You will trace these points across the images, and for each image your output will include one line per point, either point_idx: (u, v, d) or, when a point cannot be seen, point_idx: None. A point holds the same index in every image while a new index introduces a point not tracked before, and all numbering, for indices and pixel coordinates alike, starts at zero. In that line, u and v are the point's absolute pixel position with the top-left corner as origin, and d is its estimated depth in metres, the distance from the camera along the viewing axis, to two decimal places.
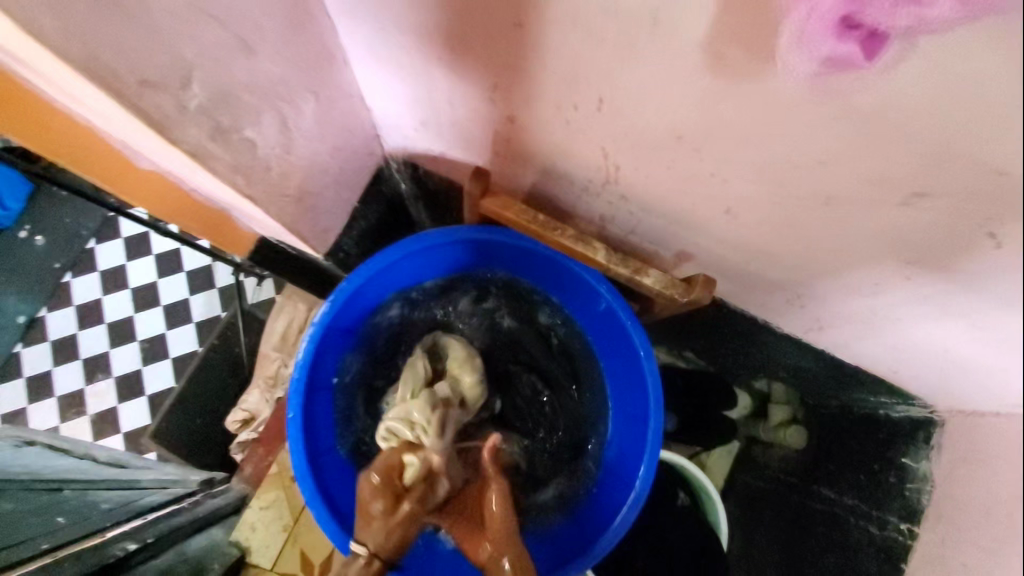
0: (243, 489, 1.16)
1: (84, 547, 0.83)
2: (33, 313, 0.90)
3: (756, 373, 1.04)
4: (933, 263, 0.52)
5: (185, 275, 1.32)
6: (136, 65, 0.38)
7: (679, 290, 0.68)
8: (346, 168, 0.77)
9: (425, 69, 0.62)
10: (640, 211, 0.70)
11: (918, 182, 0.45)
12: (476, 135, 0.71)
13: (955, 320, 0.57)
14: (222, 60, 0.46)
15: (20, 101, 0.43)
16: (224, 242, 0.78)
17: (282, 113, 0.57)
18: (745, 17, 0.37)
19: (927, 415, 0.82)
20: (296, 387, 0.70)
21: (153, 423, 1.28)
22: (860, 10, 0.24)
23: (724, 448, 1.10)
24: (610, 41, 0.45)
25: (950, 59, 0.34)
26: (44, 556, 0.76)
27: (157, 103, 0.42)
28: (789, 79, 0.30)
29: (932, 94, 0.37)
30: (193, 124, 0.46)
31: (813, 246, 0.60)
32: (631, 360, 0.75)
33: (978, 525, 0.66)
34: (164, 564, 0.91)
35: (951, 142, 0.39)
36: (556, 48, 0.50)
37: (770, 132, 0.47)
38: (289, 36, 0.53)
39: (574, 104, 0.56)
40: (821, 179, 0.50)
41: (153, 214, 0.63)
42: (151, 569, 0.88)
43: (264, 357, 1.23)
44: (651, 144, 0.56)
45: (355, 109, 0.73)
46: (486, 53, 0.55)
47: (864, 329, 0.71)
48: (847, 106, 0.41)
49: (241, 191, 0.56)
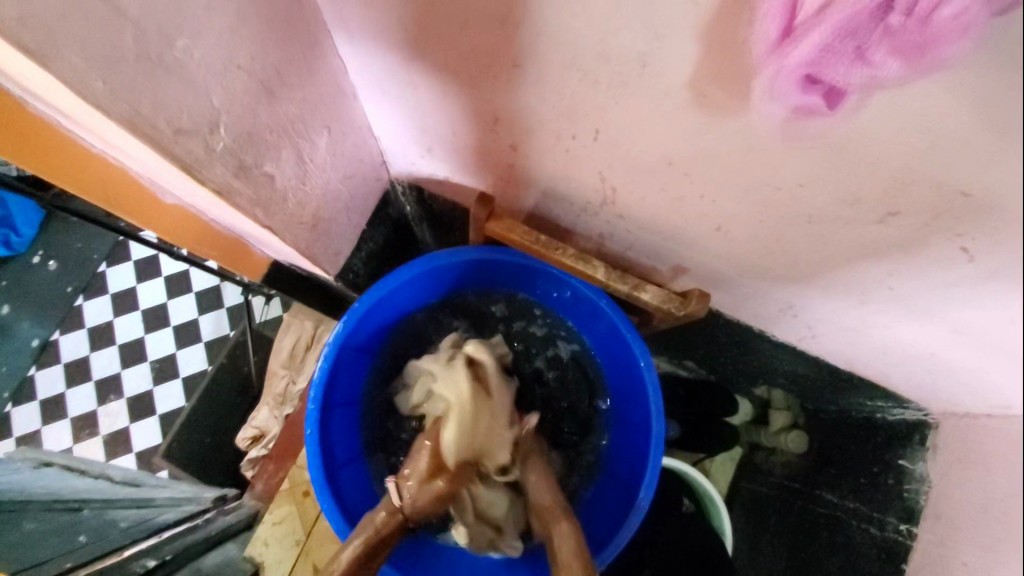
0: (256, 505, 1.11)
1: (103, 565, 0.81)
2: (47, 335, 1.28)
3: (756, 381, 1.06)
4: (913, 273, 0.55)
5: (193, 295, 1.42)
6: (170, 116, 0.42)
7: (675, 303, 0.72)
8: (355, 195, 0.81)
9: (428, 102, 0.66)
10: (636, 229, 0.74)
11: (890, 203, 0.48)
12: (479, 161, 0.74)
13: (938, 325, 0.60)
14: (248, 106, 0.50)
15: (67, 155, 0.48)
16: (238, 266, 0.81)
17: (299, 148, 0.61)
18: (727, 61, 0.41)
19: (921, 417, 0.84)
20: (312, 405, 0.74)
21: (165, 443, 1.26)
22: (821, 70, 0.28)
23: (727, 456, 1.13)
24: (603, 81, 0.49)
25: (912, 99, 0.38)
26: None
27: (189, 148, 0.45)
28: (763, 121, 0.33)
29: (900, 125, 0.41)
30: (219, 164, 0.50)
31: (800, 259, 0.63)
32: (632, 368, 0.78)
33: (975, 524, 0.67)
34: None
35: (919, 167, 0.43)
36: (554, 86, 0.54)
37: (756, 159, 0.50)
38: (304, 78, 0.57)
39: (571, 134, 0.60)
40: (804, 201, 0.53)
41: (177, 241, 0.65)
42: None
43: (273, 374, 1.25)
44: (644, 169, 0.60)
45: (363, 140, 0.77)
46: (487, 88, 0.59)
47: (855, 335, 0.74)
48: (821, 138, 0.44)
49: (261, 223, 0.60)
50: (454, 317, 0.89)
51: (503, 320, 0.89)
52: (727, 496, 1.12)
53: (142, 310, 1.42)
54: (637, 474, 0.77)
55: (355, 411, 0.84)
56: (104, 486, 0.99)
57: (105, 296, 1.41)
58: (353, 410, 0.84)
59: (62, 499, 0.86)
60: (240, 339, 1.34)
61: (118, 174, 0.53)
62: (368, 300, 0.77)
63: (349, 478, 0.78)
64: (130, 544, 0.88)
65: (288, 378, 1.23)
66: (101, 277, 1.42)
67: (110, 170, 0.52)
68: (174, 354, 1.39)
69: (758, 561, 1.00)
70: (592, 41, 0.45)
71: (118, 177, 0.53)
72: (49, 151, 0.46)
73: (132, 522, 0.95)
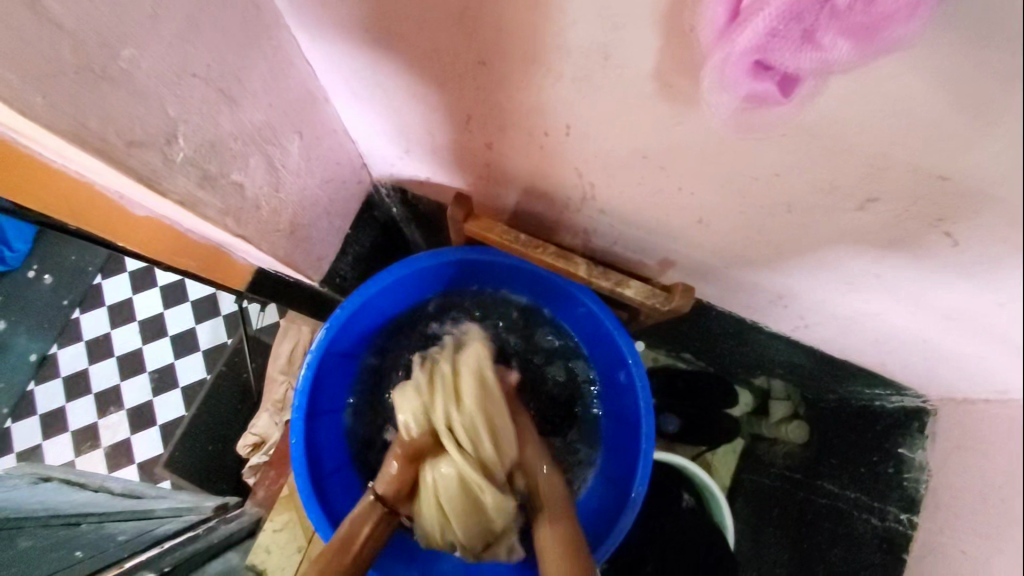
0: (257, 512, 1.10)
1: None
2: (45, 349, 1.29)
3: (753, 371, 1.02)
4: (898, 259, 0.54)
5: (190, 304, 1.38)
6: (122, 129, 0.42)
7: (659, 298, 0.70)
8: (335, 200, 0.80)
9: (400, 103, 0.65)
10: (619, 224, 0.72)
11: (869, 189, 0.47)
12: (457, 161, 0.73)
13: (929, 312, 0.58)
14: (208, 114, 0.50)
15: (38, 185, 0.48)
16: (222, 276, 0.80)
17: (268, 155, 0.60)
18: (686, 50, 0.40)
19: (920, 404, 0.82)
20: (296, 414, 0.73)
21: (166, 452, 1.27)
22: (768, 56, 0.27)
23: (729, 447, 1.08)
24: (567, 75, 0.48)
25: (879, 80, 0.37)
26: None
27: (145, 160, 0.45)
28: (718, 114, 0.33)
29: (869, 109, 0.39)
30: (181, 175, 0.49)
31: (785, 249, 0.62)
32: (620, 364, 0.78)
33: (975, 512, 0.66)
34: None
35: (893, 152, 0.42)
36: (521, 82, 0.52)
37: (728, 151, 0.49)
38: (268, 83, 0.56)
39: (543, 131, 0.59)
40: (781, 191, 0.52)
41: (152, 254, 0.65)
42: None
43: (271, 380, 1.22)
44: (619, 164, 0.59)
45: (339, 143, 0.76)
46: (455, 85, 0.57)
47: (845, 323, 0.73)
48: (792, 126, 0.43)
49: (232, 232, 0.59)
50: (443, 320, 0.88)
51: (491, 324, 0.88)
52: (727, 489, 1.06)
53: (140, 321, 1.39)
54: (626, 473, 0.77)
55: (341, 417, 0.83)
56: (104, 499, 0.99)
57: (103, 308, 1.37)
58: (340, 416, 0.83)
59: (59, 514, 0.86)
60: (237, 347, 1.33)
61: (84, 189, 0.51)
62: (352, 304, 0.76)
63: (336, 486, 0.78)
64: (130, 556, 0.84)
65: (287, 384, 1.21)
66: (96, 289, 1.36)
67: (77, 185, 0.51)
68: (173, 364, 1.37)
69: (760, 552, 0.98)
70: (550, 35, 0.45)
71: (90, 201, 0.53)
72: (18, 178, 0.47)
73: (130, 535, 0.91)
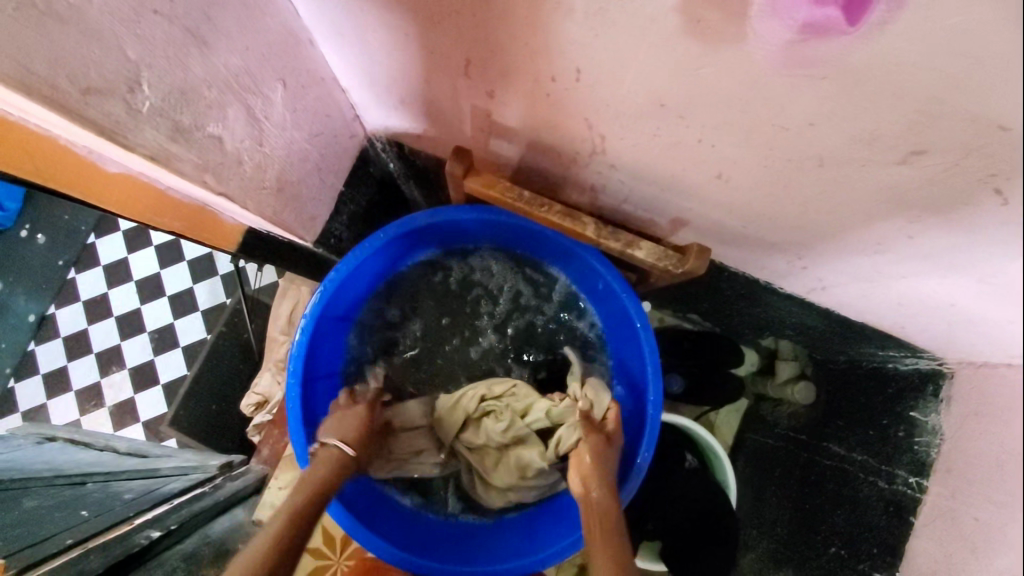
0: (263, 470, 1.06)
1: (106, 538, 0.71)
2: (42, 309, 1.30)
3: (762, 331, 0.97)
4: (937, 219, 0.49)
5: (187, 264, 1.35)
6: (77, 74, 0.37)
7: (673, 260, 0.66)
8: (326, 154, 0.75)
9: (390, 46, 0.59)
10: (630, 179, 0.67)
11: (914, 140, 0.42)
12: (454, 110, 0.68)
13: (959, 277, 0.54)
14: (175, 58, 0.45)
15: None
16: (207, 237, 0.75)
17: (248, 104, 0.55)
18: None
19: (935, 367, 0.78)
20: (292, 380, 0.71)
21: (170, 410, 1.24)
22: None
23: (733, 405, 1.03)
24: (580, 10, 0.43)
25: (946, 10, 0.32)
26: (71, 550, 0.67)
27: (106, 110, 0.40)
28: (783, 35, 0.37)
29: (929, 44, 0.34)
30: (149, 127, 0.44)
31: (811, 208, 0.58)
32: (626, 322, 0.74)
33: (989, 477, 0.64)
34: (191, 548, 0.78)
35: (947, 99, 0.38)
36: (525, 19, 0.47)
37: (757, 97, 0.44)
38: (243, 24, 0.51)
39: (550, 76, 0.53)
40: (811, 141, 0.47)
41: (128, 216, 0.60)
42: (179, 556, 0.75)
43: (273, 340, 1.18)
44: (634, 112, 0.53)
45: (328, 92, 0.70)
46: (453, 24, 0.52)
47: (868, 286, 0.68)
48: (833, 66, 0.38)
49: (213, 190, 0.55)
50: (442, 281, 0.85)
51: (491, 282, 0.85)
52: (731, 450, 1.01)
53: (135, 281, 1.35)
54: (630, 438, 0.74)
55: (339, 380, 0.81)
56: (110, 459, 0.98)
57: (98, 267, 1.35)
58: (337, 380, 0.81)
59: (64, 474, 0.84)
60: (235, 308, 1.28)
61: (47, 142, 0.46)
62: (345, 266, 0.72)
63: None
64: (138, 513, 0.79)
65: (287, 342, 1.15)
66: (91, 248, 1.35)
67: (37, 140, 0.46)
68: (171, 324, 1.33)
69: (761, 511, 0.96)
70: None
71: (56, 157, 0.48)
72: None
73: (138, 492, 0.86)
